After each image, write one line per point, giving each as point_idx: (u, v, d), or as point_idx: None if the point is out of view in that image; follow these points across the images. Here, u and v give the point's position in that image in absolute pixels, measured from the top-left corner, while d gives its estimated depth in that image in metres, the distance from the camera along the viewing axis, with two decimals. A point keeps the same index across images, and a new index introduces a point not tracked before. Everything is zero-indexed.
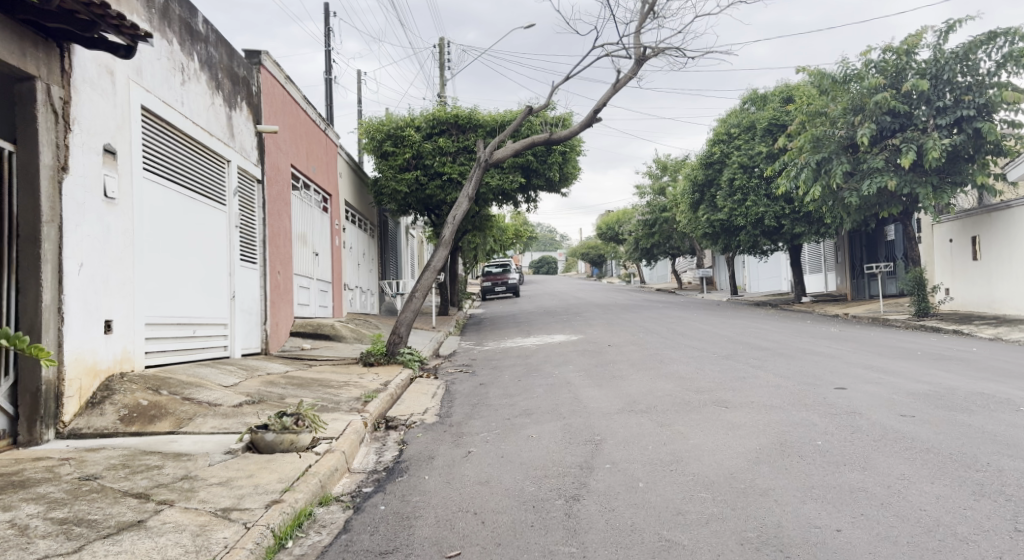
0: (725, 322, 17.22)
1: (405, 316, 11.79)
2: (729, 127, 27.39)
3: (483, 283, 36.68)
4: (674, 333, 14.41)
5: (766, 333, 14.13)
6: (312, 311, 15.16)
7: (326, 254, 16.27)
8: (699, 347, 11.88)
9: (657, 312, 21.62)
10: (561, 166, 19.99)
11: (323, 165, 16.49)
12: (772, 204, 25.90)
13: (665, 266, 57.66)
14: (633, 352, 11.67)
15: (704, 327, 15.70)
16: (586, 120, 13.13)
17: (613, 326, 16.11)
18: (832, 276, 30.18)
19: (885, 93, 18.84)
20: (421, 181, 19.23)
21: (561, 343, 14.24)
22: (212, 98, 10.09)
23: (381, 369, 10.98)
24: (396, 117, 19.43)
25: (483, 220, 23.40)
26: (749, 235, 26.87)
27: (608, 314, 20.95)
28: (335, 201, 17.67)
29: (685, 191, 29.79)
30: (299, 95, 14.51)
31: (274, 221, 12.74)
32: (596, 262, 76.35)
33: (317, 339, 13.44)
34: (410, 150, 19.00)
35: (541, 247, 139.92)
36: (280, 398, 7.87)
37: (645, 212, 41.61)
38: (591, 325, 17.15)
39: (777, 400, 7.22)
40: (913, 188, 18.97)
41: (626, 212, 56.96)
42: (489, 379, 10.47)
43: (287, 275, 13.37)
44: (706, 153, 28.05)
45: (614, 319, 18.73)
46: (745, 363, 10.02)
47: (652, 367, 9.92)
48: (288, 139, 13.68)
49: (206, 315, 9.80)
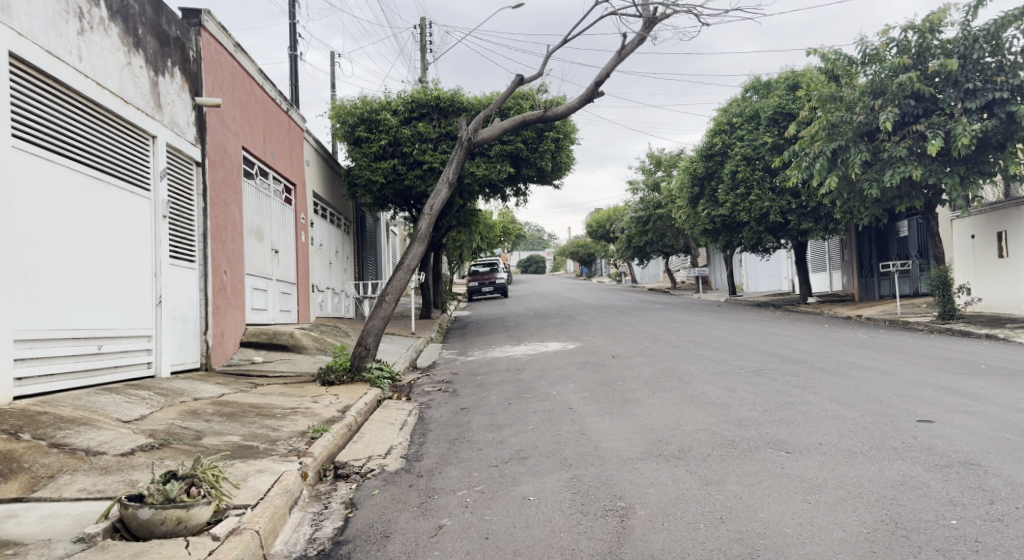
0: (737, 327, 15.45)
1: (372, 324, 9.93)
2: (731, 116, 25.65)
3: (470, 283, 34.79)
4: (685, 341, 12.64)
5: (790, 341, 12.38)
6: (271, 317, 13.25)
7: (287, 252, 14.36)
8: (721, 360, 10.11)
9: (658, 315, 19.85)
10: (553, 155, 18.18)
11: (286, 151, 14.60)
12: (778, 198, 24.17)
13: (656, 265, 56.01)
14: (643, 367, 9.87)
15: (716, 333, 13.92)
16: (585, 95, 11.30)
17: (613, 333, 14.32)
18: (838, 275, 28.54)
19: (909, 74, 17.23)
20: (398, 171, 17.37)
21: (556, 353, 12.42)
22: (129, 57, 8.21)
23: (342, 389, 9.14)
24: (371, 100, 17.56)
25: (468, 215, 21.52)
26: (752, 231, 25.15)
27: (605, 318, 19.16)
28: (301, 192, 15.77)
29: (684, 185, 28.04)
30: (255, 69, 12.65)
31: (220, 212, 10.83)
32: (585, 261, 74.63)
33: (272, 351, 11.55)
34: (386, 136, 17.14)
35: (530, 246, 138.27)
36: (196, 439, 5.98)
37: (638, 208, 39.89)
38: (589, 331, 15.33)
39: (852, 442, 5.46)
40: (939, 179, 17.35)
41: (617, 209, 55.26)
42: (472, 401, 8.64)
43: (237, 276, 11.46)
44: (706, 144, 26.31)
45: (613, 324, 16.94)
46: (784, 382, 8.26)
47: (672, 387, 8.12)
48: (238, 117, 11.82)
49: (121, 325, 7.90)
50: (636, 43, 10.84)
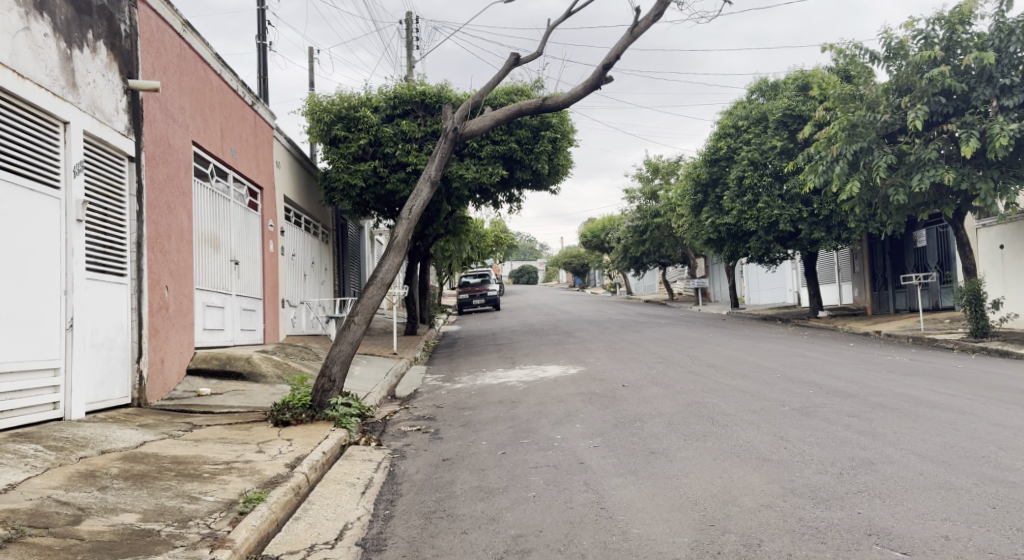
0: (756, 347, 13.85)
1: (337, 351, 8.28)
2: (736, 119, 24.16)
3: (461, 296, 33.15)
4: (703, 365, 11.06)
5: (824, 365, 10.80)
6: (228, 338, 11.56)
7: (249, 263, 12.69)
8: (754, 393, 8.52)
9: (663, 332, 18.27)
10: (550, 156, 16.61)
11: (249, 149, 12.97)
12: (787, 206, 22.62)
13: (652, 276, 54.51)
14: (662, 401, 8.27)
15: (735, 355, 12.32)
16: (590, 82, 9.72)
17: (618, 355, 12.70)
18: (848, 287, 27.06)
19: (940, 69, 15.74)
20: (380, 174, 15.75)
21: (556, 380, 10.79)
22: (30, 21, 6.60)
23: (297, 432, 7.51)
24: (350, 96, 15.98)
25: (458, 223, 19.90)
26: (760, 242, 23.58)
27: (606, 335, 17.54)
28: (269, 196, 14.13)
29: (686, 192, 26.47)
30: (210, 54, 11.06)
31: (160, 217, 9.17)
32: (578, 271, 73.13)
33: (225, 380, 9.88)
34: (365, 135, 15.53)
35: (522, 257, 136.73)
36: (72, 523, 4.32)
37: (635, 217, 38.38)
38: (591, 351, 13.72)
39: (991, 539, 3.86)
40: (971, 183, 15.80)
41: (611, 218, 53.82)
42: (457, 448, 7.01)
43: (183, 292, 9.77)
44: (710, 148, 24.76)
45: (617, 342, 15.32)
46: (844, 426, 6.66)
47: (708, 435, 6.50)
48: (188, 107, 10.21)
49: (12, 357, 6.23)
50: (650, 20, 9.34)
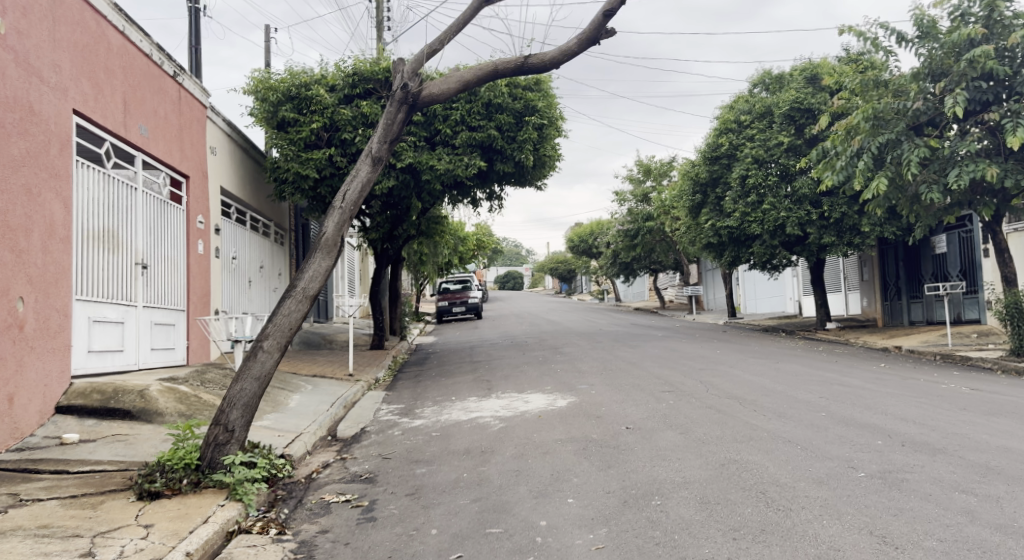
0: (777, 369, 11.66)
1: (237, 390, 6.04)
2: (738, 113, 22.00)
3: (440, 303, 30.89)
4: (723, 398, 8.84)
5: (875, 398, 8.60)
6: (127, 360, 9.29)
7: (161, 266, 10.42)
8: (806, 446, 6.31)
9: (662, 346, 16.08)
10: (536, 146, 14.38)
11: (167, 128, 10.69)
12: (795, 208, 20.45)
13: (642, 283, 52.41)
14: (683, 460, 6.05)
15: (757, 382, 10.13)
16: (586, 35, 7.48)
17: (615, 382, 10.46)
18: (856, 296, 24.97)
19: (984, 48, 13.55)
20: (337, 165, 13.53)
21: (540, 416, 8.54)
22: None
23: (163, 514, 5.24)
24: (301, 72, 13.70)
25: (431, 223, 17.63)
26: (765, 247, 21.41)
27: (598, 351, 15.32)
28: (197, 186, 11.86)
29: (682, 192, 24.29)
30: (107, 4, 8.90)
31: (11, 206, 6.85)
32: (565, 277, 71.03)
33: (108, 421, 7.62)
34: (319, 118, 13.26)
35: (507, 263, 134.37)
36: None
37: (626, 221, 36.21)
38: (582, 375, 11.48)
39: None
40: (1017, 181, 13.69)
41: (600, 223, 51.72)
42: (393, 544, 4.73)
43: (51, 305, 7.49)
44: (710, 145, 22.60)
45: (612, 362, 13.09)
46: (966, 516, 4.45)
47: (768, 534, 4.28)
48: (67, 66, 7.96)
49: None
50: None
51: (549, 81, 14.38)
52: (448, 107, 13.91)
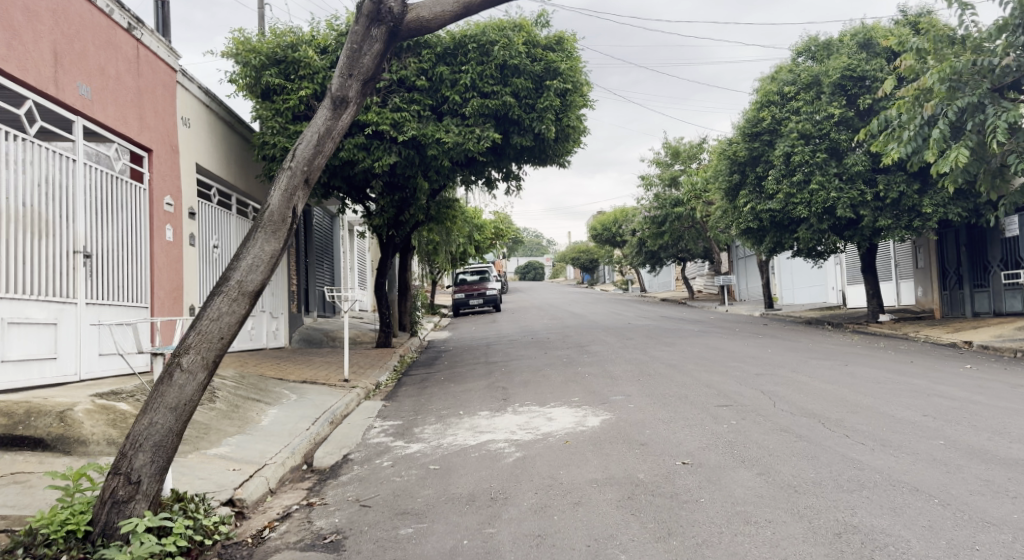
0: (849, 373, 9.77)
1: (143, 425, 4.35)
2: (782, 84, 20.02)
3: (456, 295, 29.10)
4: (798, 418, 6.99)
5: (998, 418, 6.70)
6: (60, 369, 7.61)
7: (112, 255, 8.74)
8: (946, 501, 4.46)
9: (702, 344, 14.21)
10: (558, 117, 12.55)
11: (119, 90, 8.99)
12: (847, 188, 18.51)
13: (668, 273, 50.37)
14: (777, 526, 4.21)
15: (833, 392, 8.26)
16: None
17: (657, 392, 8.64)
18: (909, 286, 22.91)
19: None
20: None
21: (568, 441, 6.73)
22: None
23: None
24: (289, 33, 11.99)
25: (442, 207, 15.88)
26: (812, 231, 19.37)
27: (631, 349, 13.49)
28: (165, 161, 10.17)
29: (717, 173, 22.31)
30: None
31: None
32: (587, 267, 69.03)
33: (12, 453, 5.92)
34: (309, 84, 11.56)
35: (528, 253, 132.71)
36: None
37: (653, 207, 34.20)
38: (616, 382, 9.66)
39: None
40: None
41: (624, 210, 49.68)
42: None
43: None
44: (749, 120, 20.61)
45: (648, 364, 11.25)
46: None
47: None
48: None
49: None
50: None
51: (573, 42, 12.57)
52: (456, 71, 12.13)
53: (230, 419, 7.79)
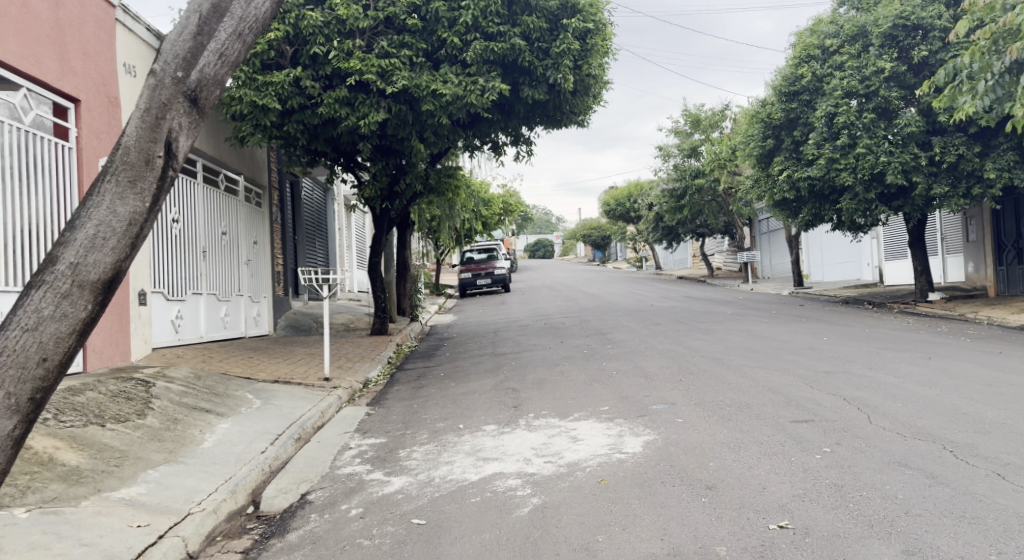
0: (941, 370, 7.93)
1: None
2: (824, 38, 18.23)
3: (462, 275, 27.28)
4: (916, 443, 5.13)
5: None
6: None
7: (20, 230, 6.93)
8: None
9: (743, 330, 12.35)
10: (577, 64, 10.68)
11: (27, 22, 7.14)
12: (897, 151, 16.69)
13: (684, 250, 48.39)
14: None
15: (939, 401, 6.40)
16: None
17: (710, 401, 6.80)
18: (956, 261, 21.02)
19: None
20: (306, 90, 10.23)
21: (603, 480, 4.88)
22: None
23: None
24: None
25: (443, 177, 14.06)
26: (856, 201, 17.55)
27: (661, 337, 11.67)
28: (99, 115, 8.35)
29: (747, 138, 20.37)
30: None
31: None
32: (598, 244, 66.99)
33: None
34: (279, 25, 9.94)
35: (537, 231, 130.66)
36: None
37: (672, 180, 32.23)
38: (653, 383, 7.83)
39: None
40: None
41: (638, 185, 47.65)
42: None
43: None
44: (785, 78, 18.75)
45: (687, 357, 9.43)
46: None
47: None
48: None
49: None
50: None
51: None
52: (455, 7, 10.30)
53: (162, 441, 5.98)
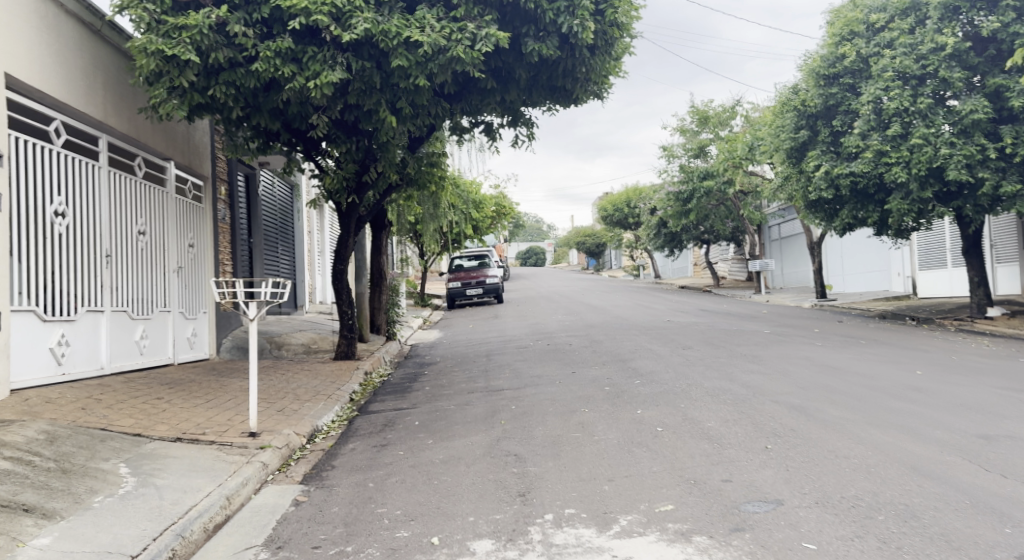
0: None
1: None
2: (869, 12, 15.78)
3: (450, 284, 24.64)
4: None
5: None
6: None
7: None
8: None
9: (802, 359, 9.71)
10: (596, 9, 8.26)
11: None
12: (960, 141, 14.20)
13: (686, 258, 45.90)
14: None
15: None
16: None
17: (844, 502, 4.16)
18: (1009, 271, 18.54)
19: None
20: (236, 40, 7.63)
21: None
22: None
23: None
24: None
25: (425, 167, 11.46)
26: (908, 200, 14.99)
27: (703, 368, 9.06)
28: None
29: (775, 130, 17.86)
30: None
31: None
32: (593, 252, 64.42)
33: None
34: None
35: (528, 237, 128.42)
36: None
37: (678, 182, 29.73)
38: (728, 455, 5.21)
39: None
40: None
41: (637, 189, 45.16)
42: None
43: None
44: (822, 60, 16.30)
45: (757, 403, 6.81)
46: None
47: None
48: None
49: None
50: None
51: None
52: None
53: None
